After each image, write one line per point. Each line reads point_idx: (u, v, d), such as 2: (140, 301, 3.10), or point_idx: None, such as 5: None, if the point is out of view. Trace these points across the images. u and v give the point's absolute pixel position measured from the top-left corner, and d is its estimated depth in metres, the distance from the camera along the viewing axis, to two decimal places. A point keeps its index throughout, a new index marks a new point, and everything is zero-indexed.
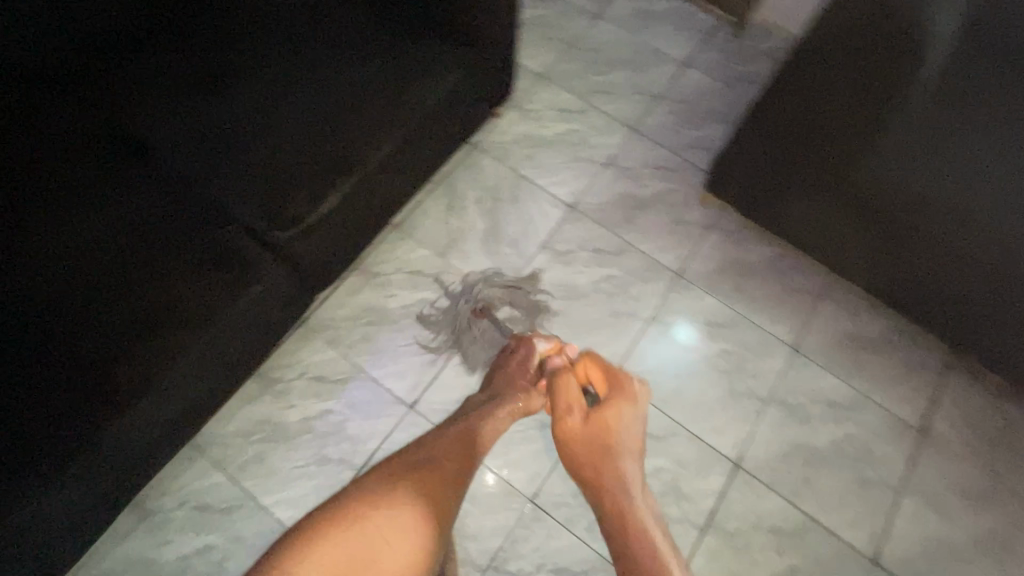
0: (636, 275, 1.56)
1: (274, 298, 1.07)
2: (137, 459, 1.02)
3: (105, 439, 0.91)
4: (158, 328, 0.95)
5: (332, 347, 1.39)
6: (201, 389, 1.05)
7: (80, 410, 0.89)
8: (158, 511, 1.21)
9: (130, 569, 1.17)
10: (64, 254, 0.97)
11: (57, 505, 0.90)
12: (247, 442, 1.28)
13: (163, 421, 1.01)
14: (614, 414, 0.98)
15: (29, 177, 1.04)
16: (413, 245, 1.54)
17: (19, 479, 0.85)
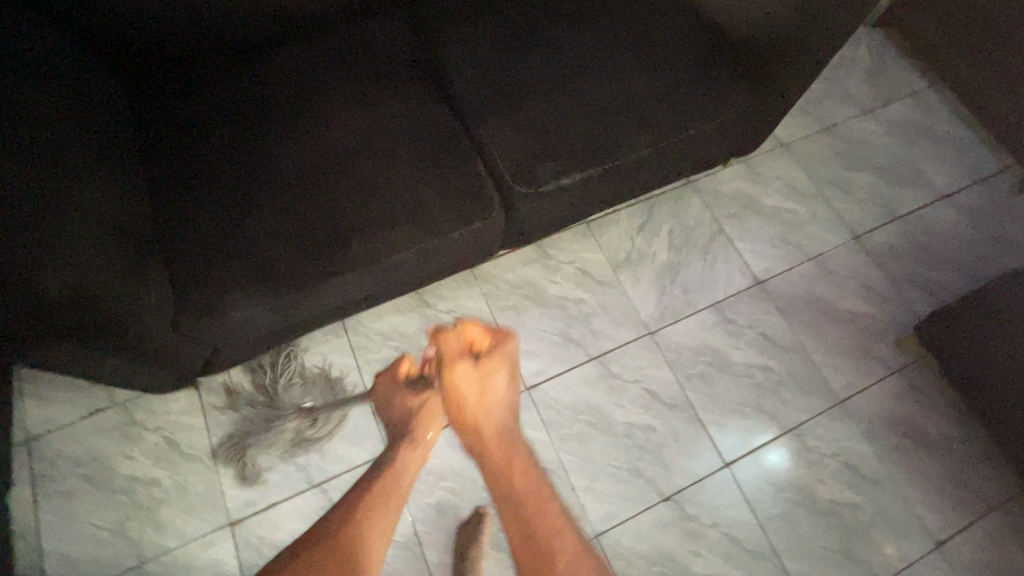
0: (795, 380, 1.44)
1: (483, 240, 1.11)
2: (312, 318, 1.12)
3: (303, 295, 0.99)
4: (390, 220, 1.01)
5: (485, 301, 1.45)
6: (385, 288, 1.12)
7: (297, 261, 0.98)
8: (294, 363, 1.34)
9: (255, 394, 1.30)
10: (343, 130, 1.08)
11: (242, 326, 1.00)
12: (384, 344, 1.38)
13: (346, 300, 1.09)
14: (487, 369, 0.80)
15: (343, 58, 1.16)
16: (593, 245, 1.55)
17: (230, 293, 0.96)
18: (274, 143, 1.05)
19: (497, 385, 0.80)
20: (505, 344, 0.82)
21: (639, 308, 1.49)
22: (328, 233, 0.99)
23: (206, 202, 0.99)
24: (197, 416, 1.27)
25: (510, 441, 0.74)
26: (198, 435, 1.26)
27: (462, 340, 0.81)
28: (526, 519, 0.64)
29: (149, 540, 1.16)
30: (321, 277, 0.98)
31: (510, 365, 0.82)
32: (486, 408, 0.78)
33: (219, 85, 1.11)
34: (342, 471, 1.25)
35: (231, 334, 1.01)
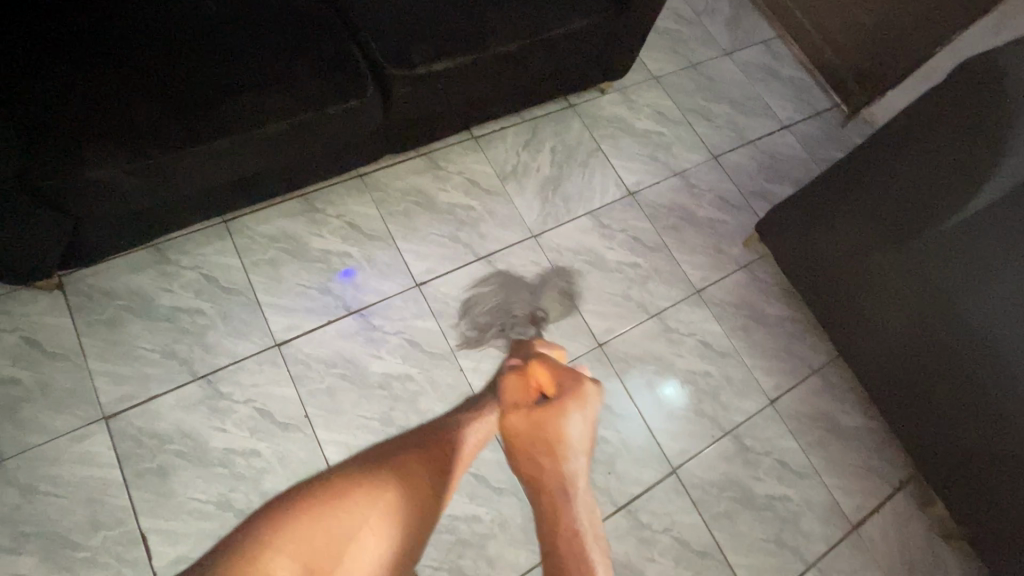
0: (659, 274, 1.63)
1: (363, 120, 1.17)
2: (189, 195, 1.12)
3: (176, 156, 1.00)
4: (261, 89, 1.05)
5: (376, 207, 1.49)
6: (266, 166, 1.15)
7: (168, 122, 0.99)
8: (173, 264, 1.31)
9: (130, 294, 1.26)
10: (217, 8, 1.09)
11: (108, 188, 0.99)
12: (271, 246, 1.38)
13: (226, 174, 1.10)
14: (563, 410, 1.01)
15: None
16: (481, 158, 1.64)
17: (90, 149, 0.94)
18: (140, 14, 1.04)
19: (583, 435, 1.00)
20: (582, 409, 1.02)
21: (524, 215, 1.60)
22: (197, 98, 1.01)
23: (52, 59, 0.96)
24: (62, 317, 1.21)
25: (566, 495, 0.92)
26: (63, 334, 1.20)
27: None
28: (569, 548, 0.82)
29: (9, 440, 1.11)
30: (193, 141, 1.00)
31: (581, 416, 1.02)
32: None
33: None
34: (228, 363, 1.26)
35: (96, 199, 1.00)
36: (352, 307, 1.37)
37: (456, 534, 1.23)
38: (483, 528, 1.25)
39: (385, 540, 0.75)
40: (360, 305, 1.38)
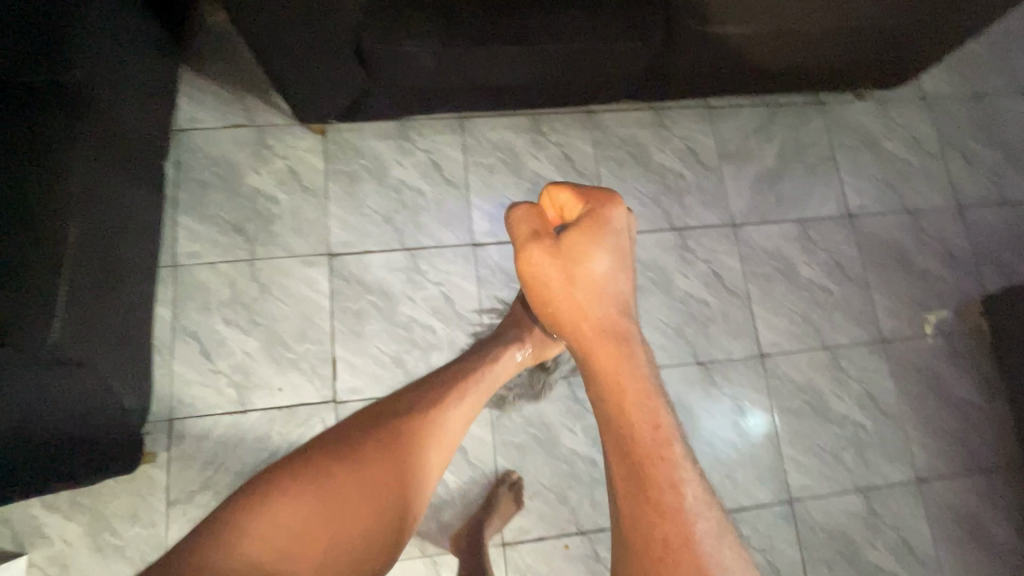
0: (847, 308, 1.52)
1: (636, 63, 1.18)
2: (463, 89, 1.22)
3: (475, 52, 1.08)
4: (564, 7, 1.09)
5: (593, 146, 1.50)
6: (534, 81, 1.20)
7: (479, 18, 1.06)
8: (411, 142, 1.43)
9: (371, 157, 1.41)
10: None
11: (412, 67, 1.10)
12: (492, 153, 1.46)
13: (502, 79, 1.17)
14: (574, 255, 0.72)
15: None
16: (708, 129, 1.56)
17: (412, 25, 1.04)
18: None
19: (594, 266, 0.72)
20: (605, 210, 0.75)
21: (731, 200, 1.53)
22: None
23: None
24: (318, 158, 1.39)
25: (619, 343, 0.67)
26: (316, 173, 1.38)
27: (555, 204, 0.79)
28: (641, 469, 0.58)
29: (261, 244, 1.34)
30: (497, 36, 1.07)
31: (614, 237, 0.74)
32: (570, 277, 0.72)
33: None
34: (431, 245, 1.39)
35: (403, 66, 1.09)
36: None
37: (572, 467, 1.32)
38: (595, 471, 1.33)
39: (391, 491, 0.68)
40: None
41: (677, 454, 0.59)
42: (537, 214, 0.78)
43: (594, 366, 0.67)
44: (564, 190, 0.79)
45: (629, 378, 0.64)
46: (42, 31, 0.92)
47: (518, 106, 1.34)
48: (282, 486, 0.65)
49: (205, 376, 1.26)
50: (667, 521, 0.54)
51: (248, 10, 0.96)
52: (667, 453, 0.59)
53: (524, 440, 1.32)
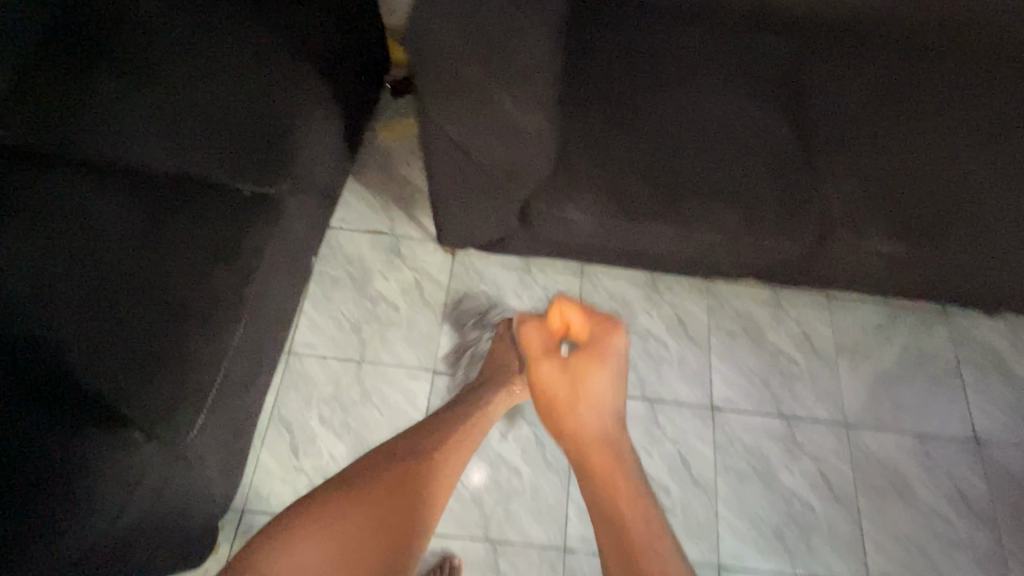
0: (972, 549, 1.34)
1: (776, 257, 1.17)
2: (600, 249, 1.20)
3: (628, 225, 1.08)
4: (724, 198, 1.07)
5: (707, 314, 1.49)
6: (674, 256, 1.20)
7: (638, 196, 1.06)
8: (531, 277, 1.47)
9: (492, 284, 1.46)
10: (721, 115, 1.12)
11: (562, 225, 1.11)
12: (607, 302, 1.47)
13: (641, 250, 1.18)
14: (577, 373, 0.80)
15: (738, 49, 1.20)
16: (826, 318, 1.53)
17: (569, 192, 1.06)
18: (661, 95, 1.12)
19: (594, 388, 0.79)
20: (606, 337, 0.82)
21: (845, 398, 1.45)
22: (684, 183, 1.06)
23: (599, 113, 1.08)
24: (443, 276, 1.45)
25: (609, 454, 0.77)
26: (438, 290, 1.44)
27: (561, 318, 0.85)
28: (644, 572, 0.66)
29: (373, 348, 1.36)
30: (662, 213, 1.06)
31: (615, 360, 0.82)
32: (578, 399, 0.79)
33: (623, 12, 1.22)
34: None
35: (562, 225, 1.12)
36: (648, 395, 1.39)
37: None
38: None
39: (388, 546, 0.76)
40: (656, 396, 1.39)
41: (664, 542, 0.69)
42: (545, 331, 0.86)
43: (593, 471, 0.76)
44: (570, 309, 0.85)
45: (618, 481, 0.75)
46: (254, 148, 1.03)
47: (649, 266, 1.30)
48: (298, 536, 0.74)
49: (287, 474, 1.24)
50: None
51: (440, 158, 1.04)
52: (650, 526, 0.71)
53: None
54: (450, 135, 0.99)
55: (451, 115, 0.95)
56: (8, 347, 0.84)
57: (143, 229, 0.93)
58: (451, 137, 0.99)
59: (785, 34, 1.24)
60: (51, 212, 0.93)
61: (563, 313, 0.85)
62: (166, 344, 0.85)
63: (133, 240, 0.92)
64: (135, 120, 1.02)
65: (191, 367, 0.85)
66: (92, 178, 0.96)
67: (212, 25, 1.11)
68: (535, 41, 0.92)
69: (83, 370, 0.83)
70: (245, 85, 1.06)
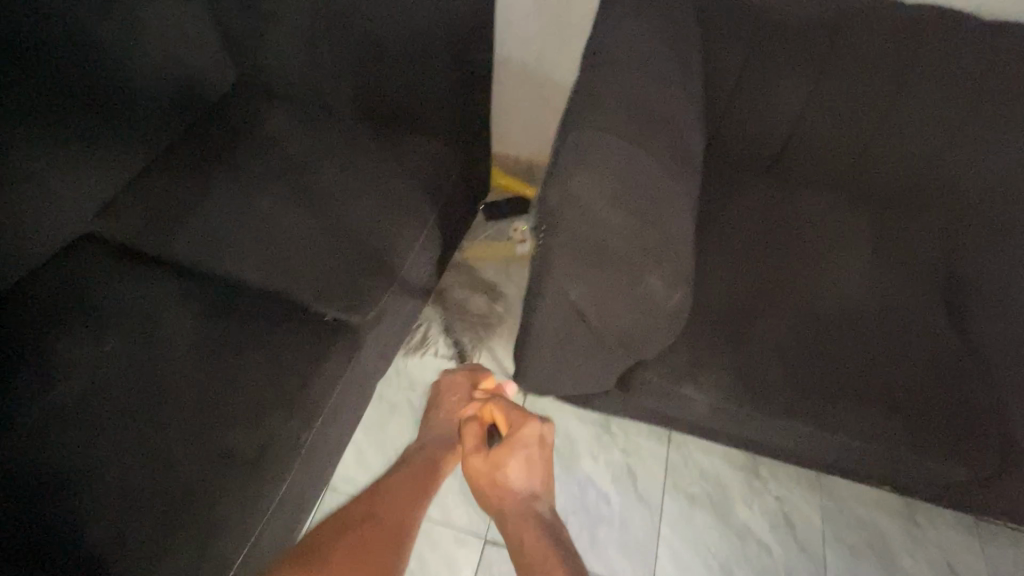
0: None
1: (933, 479, 0.94)
2: (704, 430, 1.04)
3: (750, 417, 0.91)
4: (870, 403, 0.90)
5: (821, 518, 1.22)
6: (796, 453, 1.00)
7: (764, 386, 0.90)
8: (610, 437, 1.28)
9: (565, 438, 1.27)
10: (860, 305, 0.99)
11: (667, 403, 0.96)
12: (698, 482, 1.24)
13: (758, 439, 0.99)
14: (500, 459, 0.79)
15: (874, 232, 1.09)
16: (979, 550, 1.20)
17: (682, 373, 0.91)
18: (790, 274, 1.01)
19: (513, 473, 0.78)
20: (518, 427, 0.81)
21: None
22: (821, 386, 0.91)
23: (724, 291, 0.98)
24: None
25: (529, 524, 0.75)
26: None
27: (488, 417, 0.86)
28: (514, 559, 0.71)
29: None
30: (791, 416, 0.90)
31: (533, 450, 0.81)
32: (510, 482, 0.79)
33: (750, 179, 1.15)
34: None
35: (670, 401, 0.95)
36: None
37: None
38: None
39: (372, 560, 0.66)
40: None
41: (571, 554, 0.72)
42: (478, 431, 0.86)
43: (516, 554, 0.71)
44: (499, 401, 0.87)
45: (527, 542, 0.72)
46: (347, 270, 0.95)
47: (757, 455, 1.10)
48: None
49: None
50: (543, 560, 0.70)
51: (548, 321, 0.85)
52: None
53: None
54: (570, 300, 0.82)
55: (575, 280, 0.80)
56: (32, 485, 0.73)
57: (207, 360, 0.84)
58: (571, 298, 0.82)
59: (928, 222, 1.12)
60: (121, 326, 0.86)
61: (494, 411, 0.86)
62: (203, 502, 0.74)
63: (194, 372, 0.83)
64: (229, 231, 0.97)
65: (218, 536, 0.73)
66: (175, 294, 0.91)
67: (332, 144, 1.09)
68: (676, 217, 0.84)
69: (100, 530, 0.70)
70: (351, 208, 1.01)
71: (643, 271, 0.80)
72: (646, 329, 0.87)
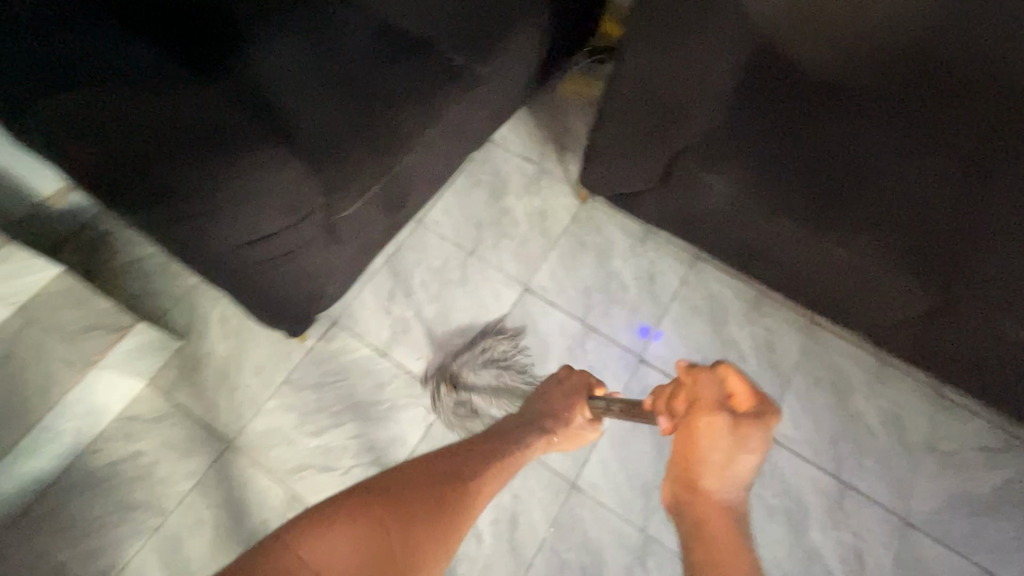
0: None
1: (882, 295, 1.18)
2: (709, 227, 1.31)
3: (734, 200, 1.18)
4: (838, 214, 1.13)
5: (798, 352, 1.45)
6: (776, 256, 1.25)
7: (754, 177, 1.16)
8: (643, 249, 1.54)
9: (606, 239, 1.55)
10: (868, 157, 1.18)
11: (684, 188, 1.24)
12: (704, 298, 1.49)
13: (746, 236, 1.25)
14: (744, 440, 0.71)
15: (917, 118, 1.24)
16: (928, 413, 1.40)
17: (692, 156, 1.20)
18: (821, 123, 1.21)
19: (737, 468, 0.72)
20: (771, 418, 0.72)
21: (915, 495, 1.32)
22: (806, 200, 1.14)
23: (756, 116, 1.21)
24: (568, 215, 1.57)
25: (729, 528, 0.69)
26: (557, 225, 1.56)
27: (724, 390, 0.73)
28: (698, 534, 0.69)
29: (484, 247, 1.51)
30: (783, 216, 1.14)
31: (757, 444, 0.72)
32: (718, 469, 0.72)
33: (815, 69, 1.30)
34: (606, 335, 1.43)
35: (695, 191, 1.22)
36: None
37: None
38: None
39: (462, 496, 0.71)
40: None
41: (743, 549, 0.66)
42: (721, 386, 0.73)
43: (712, 552, 0.65)
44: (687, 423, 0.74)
45: (746, 570, 0.63)
46: (476, 27, 1.21)
47: (750, 270, 1.37)
48: (389, 525, 0.63)
49: (378, 312, 1.40)
50: (706, 543, 0.67)
51: (623, 97, 1.18)
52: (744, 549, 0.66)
53: (572, 557, 1.22)
54: (636, 69, 1.13)
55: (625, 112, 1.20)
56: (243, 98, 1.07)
57: (366, 62, 1.14)
58: (637, 68, 1.13)
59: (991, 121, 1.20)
60: (309, 23, 1.17)
61: (730, 385, 0.73)
62: (352, 144, 1.07)
63: (355, 65, 1.14)
64: None
65: (357, 169, 1.07)
66: (350, 14, 1.20)
67: None
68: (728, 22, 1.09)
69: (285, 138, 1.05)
70: None
71: (682, 41, 1.07)
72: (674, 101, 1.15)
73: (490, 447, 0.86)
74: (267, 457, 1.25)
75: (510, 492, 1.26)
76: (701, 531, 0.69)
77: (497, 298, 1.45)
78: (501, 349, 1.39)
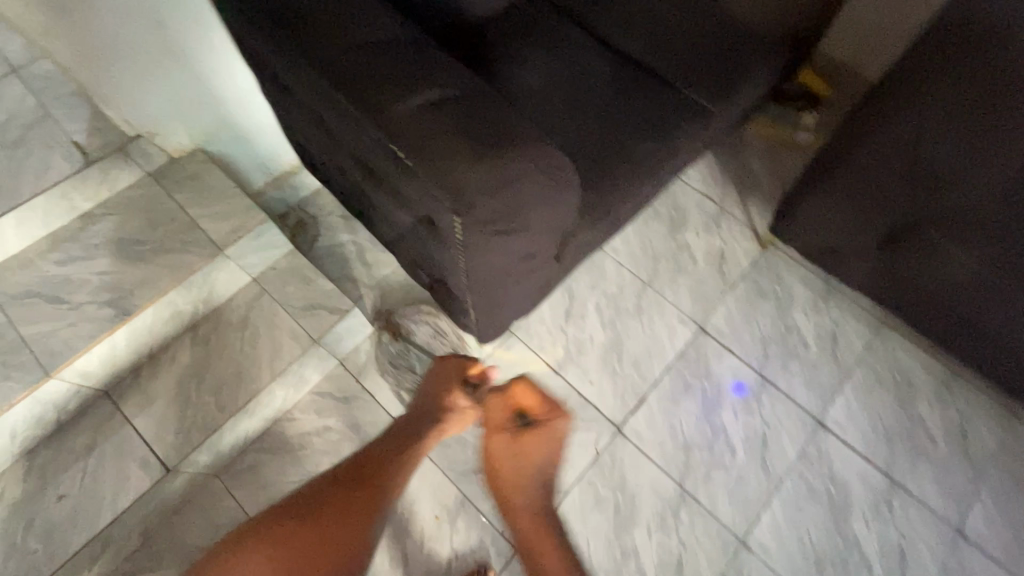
0: None
1: None
2: (920, 290, 1.28)
3: (951, 263, 1.17)
4: None
5: (998, 444, 1.32)
6: (994, 324, 1.20)
7: (973, 241, 1.11)
8: (826, 307, 1.48)
9: (786, 291, 1.50)
10: None
11: (901, 254, 1.25)
12: (891, 369, 1.40)
13: (962, 299, 1.22)
14: (523, 450, 1.17)
15: None
16: None
17: (906, 220, 1.18)
18: None
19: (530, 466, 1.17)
20: (556, 418, 1.17)
21: None
22: None
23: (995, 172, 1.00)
24: (747, 260, 1.54)
25: (542, 519, 1.15)
26: (735, 269, 1.52)
27: (514, 401, 1.20)
28: (528, 547, 1.13)
29: (661, 281, 1.49)
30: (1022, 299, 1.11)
31: (557, 442, 1.18)
32: (517, 480, 1.16)
33: None
34: (781, 392, 1.37)
35: (927, 261, 1.21)
36: (893, 472, 1.29)
37: None
38: None
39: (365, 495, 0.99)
40: (902, 478, 1.29)
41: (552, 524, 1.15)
42: (505, 404, 1.20)
43: (528, 541, 1.13)
44: (497, 414, 1.19)
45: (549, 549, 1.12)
46: (721, 68, 1.21)
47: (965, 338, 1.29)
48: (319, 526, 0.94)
49: (553, 331, 1.42)
50: (531, 520, 1.15)
51: (846, 173, 1.20)
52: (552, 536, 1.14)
53: None
54: (865, 141, 1.13)
55: (856, 179, 1.19)
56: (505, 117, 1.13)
57: (609, 93, 1.17)
58: (866, 142, 1.13)
59: None
60: (558, 50, 1.21)
61: (521, 395, 1.20)
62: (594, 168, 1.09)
63: (600, 95, 1.16)
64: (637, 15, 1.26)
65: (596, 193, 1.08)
66: (593, 45, 1.23)
67: None
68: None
69: None
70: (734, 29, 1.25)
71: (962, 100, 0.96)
72: (885, 167, 1.13)
73: (400, 451, 1.07)
74: (441, 455, 1.27)
75: (677, 538, 1.22)
76: (504, 496, 1.17)
77: (672, 336, 1.43)
78: (674, 390, 1.36)
